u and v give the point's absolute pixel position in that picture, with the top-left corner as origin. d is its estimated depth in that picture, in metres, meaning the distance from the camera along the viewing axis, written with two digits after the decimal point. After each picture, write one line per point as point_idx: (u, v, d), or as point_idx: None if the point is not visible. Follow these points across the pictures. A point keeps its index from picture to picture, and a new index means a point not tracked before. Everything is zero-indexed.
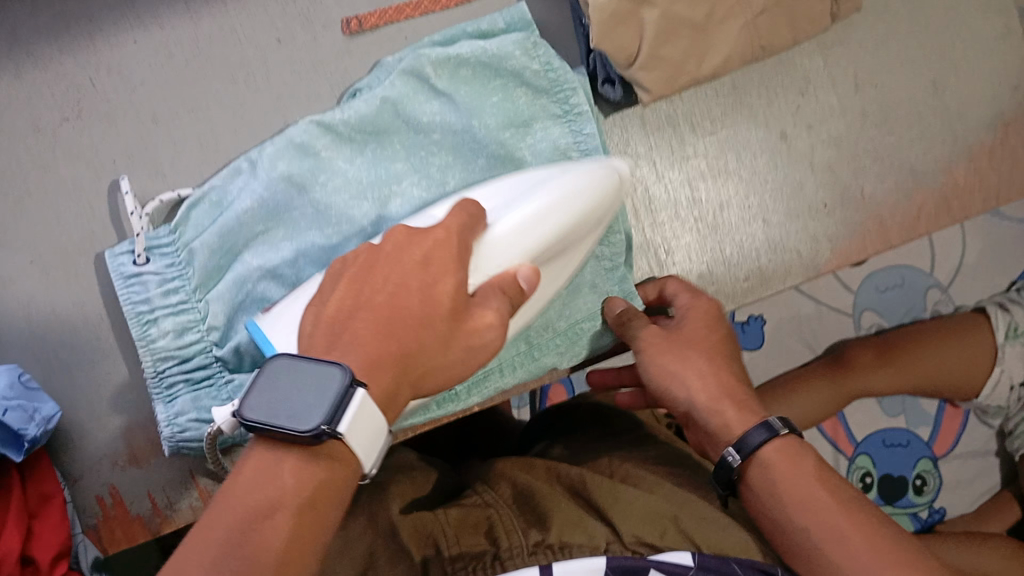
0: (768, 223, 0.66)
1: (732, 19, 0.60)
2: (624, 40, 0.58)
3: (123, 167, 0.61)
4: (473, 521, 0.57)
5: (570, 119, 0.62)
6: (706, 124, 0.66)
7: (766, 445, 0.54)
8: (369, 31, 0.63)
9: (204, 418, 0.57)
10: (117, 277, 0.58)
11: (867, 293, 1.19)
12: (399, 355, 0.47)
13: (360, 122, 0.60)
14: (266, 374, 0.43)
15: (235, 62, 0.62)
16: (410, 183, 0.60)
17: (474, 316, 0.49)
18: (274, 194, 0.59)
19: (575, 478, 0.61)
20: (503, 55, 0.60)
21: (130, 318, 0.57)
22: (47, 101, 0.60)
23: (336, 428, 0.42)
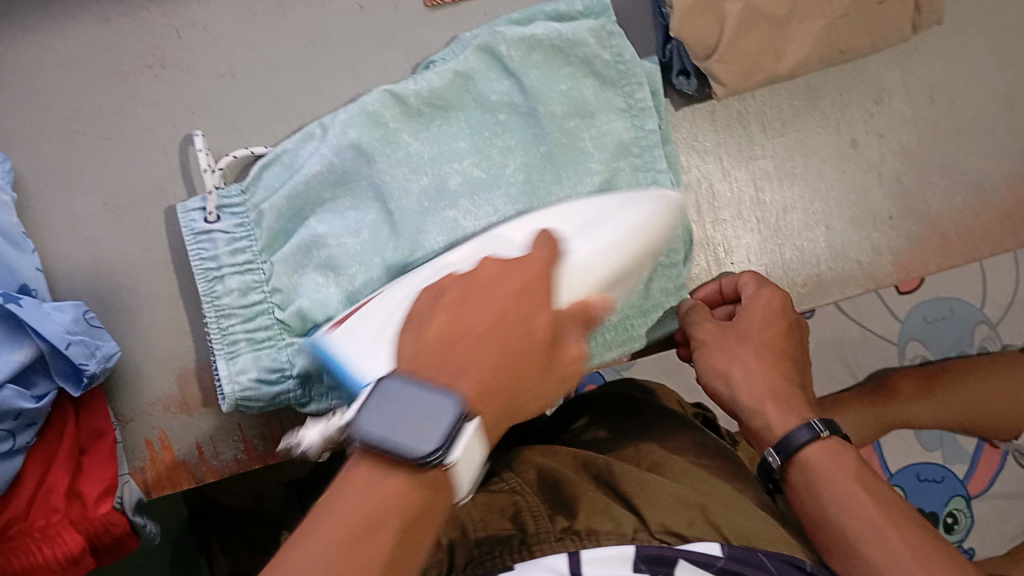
0: (830, 230, 0.66)
1: (812, 19, 0.60)
2: (703, 30, 0.58)
3: (199, 120, 0.62)
4: (499, 508, 0.56)
5: (632, 113, 0.62)
6: (776, 126, 0.66)
7: (811, 444, 0.53)
8: (450, 5, 0.64)
9: (263, 379, 0.58)
10: (188, 232, 0.59)
11: (913, 323, 1.18)
12: (506, 391, 0.43)
13: (431, 94, 0.61)
14: (382, 391, 0.39)
15: (316, 26, 0.63)
16: (470, 160, 0.60)
17: (563, 349, 0.45)
18: (345, 159, 0.59)
19: (602, 470, 0.60)
20: (577, 36, 0.61)
21: (198, 273, 0.58)
22: (132, 49, 0.61)
23: (448, 452, 0.38)
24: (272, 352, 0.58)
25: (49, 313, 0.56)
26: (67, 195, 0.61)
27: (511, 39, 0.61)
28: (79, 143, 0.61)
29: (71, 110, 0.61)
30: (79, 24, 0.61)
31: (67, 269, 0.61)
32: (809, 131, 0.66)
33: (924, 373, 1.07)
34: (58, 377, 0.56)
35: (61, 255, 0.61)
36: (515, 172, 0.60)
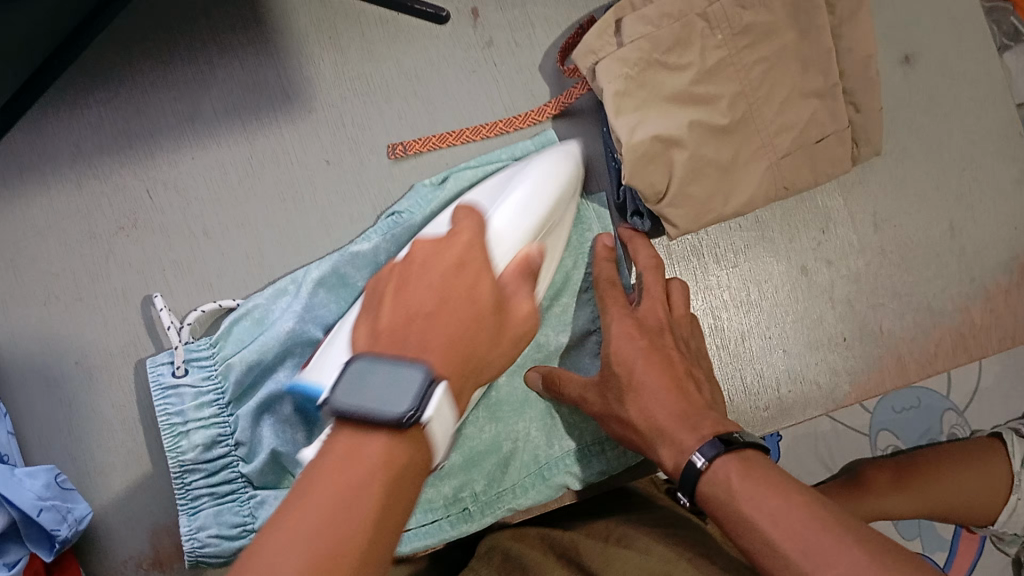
0: (788, 353, 0.68)
1: (755, 161, 0.63)
2: (654, 177, 0.61)
3: (171, 277, 0.63)
4: None
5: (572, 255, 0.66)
6: (729, 257, 0.69)
7: (704, 476, 0.47)
8: (412, 156, 0.66)
9: (224, 534, 0.58)
10: (156, 386, 0.58)
11: (885, 412, 0.98)
12: (468, 355, 0.43)
13: (394, 242, 0.62)
14: (351, 371, 0.38)
15: (283, 178, 0.65)
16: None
17: (511, 307, 0.46)
18: (312, 318, 0.60)
19: (567, 546, 0.59)
20: None
21: (163, 428, 0.58)
22: (104, 211, 0.63)
23: (420, 412, 0.37)
24: (228, 506, 0.59)
25: (20, 480, 0.56)
26: (41, 357, 0.62)
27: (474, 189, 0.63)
28: (53, 305, 0.62)
29: (44, 274, 0.63)
30: (56, 190, 0.63)
31: (40, 431, 0.61)
32: (759, 260, 0.69)
33: (894, 462, 0.89)
34: (31, 544, 0.57)
35: (33, 417, 0.61)
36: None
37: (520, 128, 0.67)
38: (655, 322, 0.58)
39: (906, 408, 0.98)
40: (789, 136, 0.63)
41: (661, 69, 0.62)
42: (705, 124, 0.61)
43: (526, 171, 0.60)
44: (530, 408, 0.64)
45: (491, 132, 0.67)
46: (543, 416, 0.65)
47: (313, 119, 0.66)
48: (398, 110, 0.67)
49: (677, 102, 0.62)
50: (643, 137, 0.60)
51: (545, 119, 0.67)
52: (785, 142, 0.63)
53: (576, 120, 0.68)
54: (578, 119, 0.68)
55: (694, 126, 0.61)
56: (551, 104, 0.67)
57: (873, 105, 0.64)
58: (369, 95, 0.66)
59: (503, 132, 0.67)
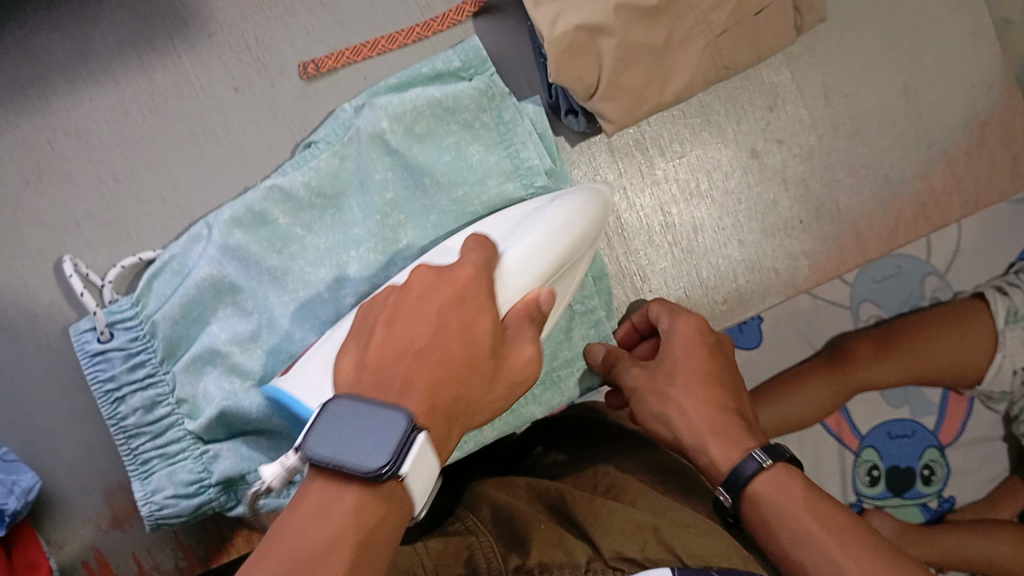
0: (744, 242, 0.66)
1: (692, 42, 0.59)
2: (582, 71, 0.57)
3: (87, 229, 0.60)
4: (453, 549, 0.54)
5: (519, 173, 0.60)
6: (675, 147, 0.65)
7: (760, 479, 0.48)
8: (327, 73, 0.62)
9: (181, 493, 0.56)
10: (82, 356, 0.55)
11: (864, 283, 0.90)
12: (453, 399, 0.43)
13: (317, 179, 0.58)
14: (331, 410, 0.39)
15: (193, 113, 0.62)
16: (371, 247, 0.58)
17: (512, 354, 0.47)
18: (234, 261, 0.57)
19: (555, 496, 0.56)
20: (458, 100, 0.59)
21: (98, 397, 0.55)
22: (5, 166, 0.59)
23: (396, 469, 0.38)
24: (184, 465, 0.56)
25: None
26: None
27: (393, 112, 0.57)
28: None
29: None
30: None
31: None
32: (706, 147, 0.65)
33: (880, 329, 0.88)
34: None
35: None
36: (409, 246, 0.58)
37: (439, 31, 0.63)
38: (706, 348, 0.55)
39: (888, 278, 0.90)
40: (727, 9, 0.59)
41: None
42: (634, 6, 0.56)
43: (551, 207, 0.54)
44: None
45: (410, 38, 0.62)
46: None
47: (216, 44, 0.62)
48: (306, 25, 0.62)
49: None
50: (565, 28, 0.56)
51: (464, 18, 0.63)
52: (722, 16, 0.59)
53: (498, 16, 0.63)
54: (501, 16, 0.63)
55: (622, 8, 0.56)
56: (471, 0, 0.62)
57: None
58: (272, 13, 0.62)
59: (421, 38, 0.63)
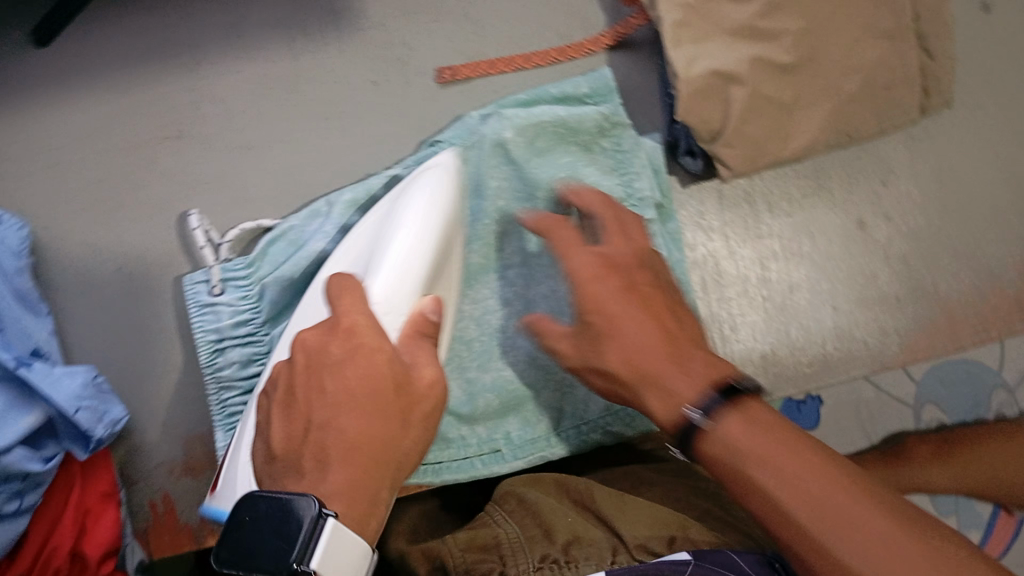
0: (837, 309, 0.66)
1: (818, 104, 0.61)
2: (709, 114, 0.58)
3: (213, 190, 0.63)
4: (479, 540, 0.53)
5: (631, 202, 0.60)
6: (783, 205, 0.66)
7: (706, 432, 0.41)
8: (462, 81, 0.65)
9: None
10: (193, 306, 0.58)
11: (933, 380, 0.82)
12: (376, 451, 0.43)
13: None
14: (246, 504, 0.38)
15: (327, 98, 0.64)
16: (478, 248, 0.59)
17: (414, 378, 0.46)
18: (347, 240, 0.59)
19: (581, 491, 0.57)
20: (582, 123, 0.60)
21: (201, 346, 0.58)
22: (150, 119, 0.63)
23: (306, 565, 0.36)
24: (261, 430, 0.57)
25: (59, 378, 0.57)
26: (83, 261, 0.62)
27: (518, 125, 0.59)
28: (97, 210, 0.63)
29: (89, 179, 0.63)
30: (101, 94, 0.63)
31: (79, 335, 0.62)
32: (816, 214, 0.67)
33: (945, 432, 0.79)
34: (68, 443, 0.58)
35: (73, 320, 0.62)
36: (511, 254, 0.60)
37: (574, 58, 0.65)
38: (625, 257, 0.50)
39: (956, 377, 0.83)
40: (858, 78, 0.61)
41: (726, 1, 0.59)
42: (767, 60, 0.59)
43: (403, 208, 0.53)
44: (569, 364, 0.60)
45: (544, 61, 0.65)
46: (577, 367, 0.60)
47: (361, 37, 0.65)
48: (446, 32, 0.65)
49: (740, 37, 0.59)
50: (700, 71, 0.58)
51: (599, 50, 0.65)
52: (853, 85, 0.61)
53: (632, 52, 0.65)
54: (636, 52, 0.65)
55: (757, 62, 0.59)
56: (609, 34, 0.65)
57: (948, 52, 0.63)
58: (416, 17, 0.65)
59: (555, 62, 0.65)
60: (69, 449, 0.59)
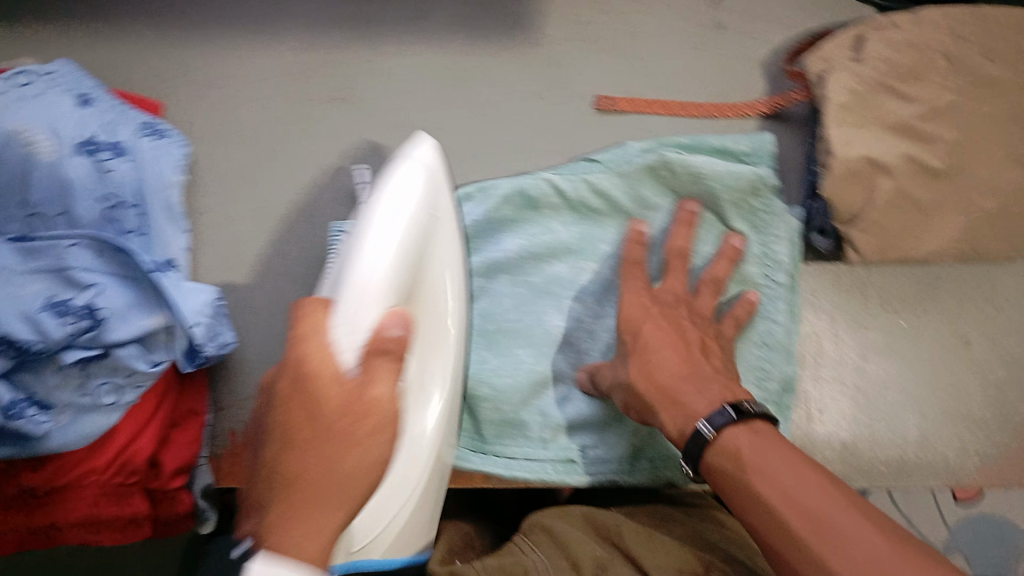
0: (924, 416, 0.67)
1: (956, 215, 0.62)
2: (851, 197, 0.60)
3: (363, 157, 0.66)
4: (507, 568, 0.56)
5: (765, 265, 0.62)
6: (895, 304, 0.68)
7: (714, 443, 0.48)
8: (618, 112, 0.67)
9: None
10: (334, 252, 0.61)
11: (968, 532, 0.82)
12: (323, 490, 0.42)
13: (588, 192, 0.62)
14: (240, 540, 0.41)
15: (489, 99, 0.67)
16: (604, 268, 0.62)
17: (368, 396, 0.43)
18: (489, 229, 0.63)
19: (611, 528, 0.60)
20: (738, 178, 0.62)
21: None
22: (324, 79, 0.67)
23: None
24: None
25: (187, 292, 0.60)
26: (231, 192, 0.66)
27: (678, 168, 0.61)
28: (255, 149, 0.66)
29: (257, 119, 0.67)
30: (287, 46, 0.68)
31: (209, 259, 0.65)
32: (924, 321, 0.68)
33: None
34: (177, 353, 0.61)
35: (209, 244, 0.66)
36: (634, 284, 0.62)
37: (727, 117, 0.67)
38: (671, 296, 0.58)
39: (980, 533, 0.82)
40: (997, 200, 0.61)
41: (891, 95, 0.62)
42: (918, 161, 0.61)
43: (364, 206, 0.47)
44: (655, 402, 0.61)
45: (699, 112, 0.67)
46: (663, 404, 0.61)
47: (535, 50, 0.68)
48: (615, 64, 0.68)
49: (895, 133, 0.61)
50: (855, 154, 0.60)
51: (752, 115, 0.67)
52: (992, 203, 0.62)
53: (784, 124, 0.68)
54: (787, 125, 0.68)
55: (908, 159, 0.61)
56: (765, 103, 0.67)
57: None
58: (591, 45, 0.68)
59: (710, 116, 0.67)
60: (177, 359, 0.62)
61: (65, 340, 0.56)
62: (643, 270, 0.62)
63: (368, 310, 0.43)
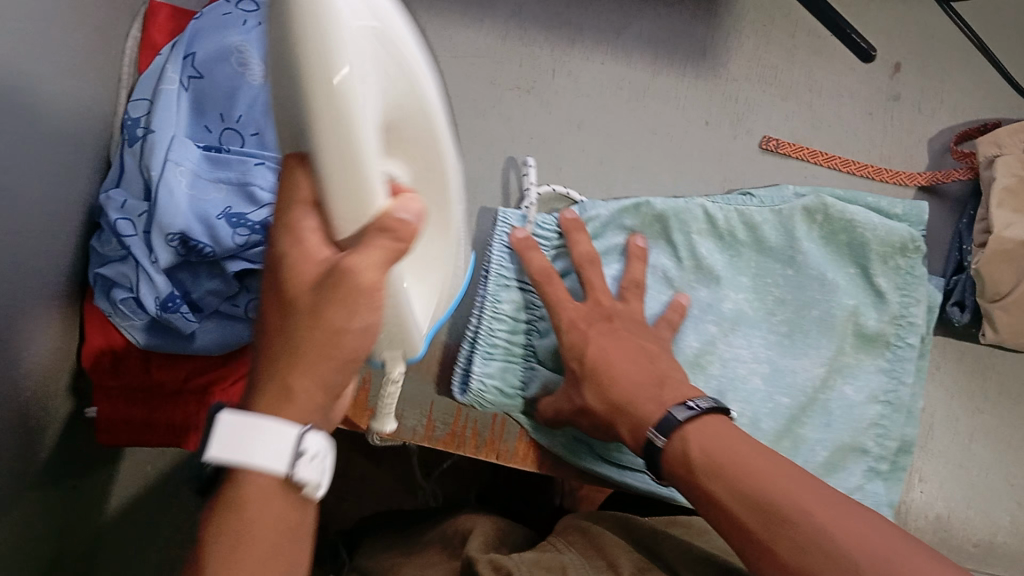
0: (1022, 509, 0.67)
1: None
2: (1001, 277, 0.62)
3: (533, 147, 0.69)
4: (546, 562, 0.54)
5: (899, 323, 0.65)
6: (1014, 392, 0.69)
7: (664, 453, 0.49)
8: (780, 155, 0.70)
9: (502, 390, 0.61)
10: (497, 244, 0.63)
11: None
12: (294, 360, 0.36)
13: (746, 220, 0.65)
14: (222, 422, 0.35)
15: (662, 118, 0.71)
16: (753, 299, 0.64)
17: (355, 276, 0.34)
18: (654, 236, 0.64)
19: (641, 530, 0.59)
20: (891, 236, 0.65)
21: (492, 276, 0.63)
22: (511, 67, 0.70)
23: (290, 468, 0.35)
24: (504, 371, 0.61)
25: None
26: None
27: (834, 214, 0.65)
28: None
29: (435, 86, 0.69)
30: (484, 29, 0.71)
31: None
32: None
33: None
34: None
35: None
36: (779, 321, 0.64)
37: (886, 182, 0.70)
38: (601, 312, 0.58)
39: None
40: None
41: None
42: None
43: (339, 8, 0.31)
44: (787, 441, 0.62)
45: (858, 171, 0.70)
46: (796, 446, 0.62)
47: (714, 82, 0.72)
48: (787, 113, 0.71)
49: None
50: (1011, 238, 0.61)
51: (910, 186, 0.70)
52: None
53: (939, 199, 0.70)
54: (940, 200, 0.70)
55: None
56: (925, 176, 0.69)
57: None
58: (766, 90, 0.71)
59: (868, 177, 0.70)
60: None
61: (233, 250, 0.59)
62: (797, 296, 0.64)
63: (308, 146, 0.34)
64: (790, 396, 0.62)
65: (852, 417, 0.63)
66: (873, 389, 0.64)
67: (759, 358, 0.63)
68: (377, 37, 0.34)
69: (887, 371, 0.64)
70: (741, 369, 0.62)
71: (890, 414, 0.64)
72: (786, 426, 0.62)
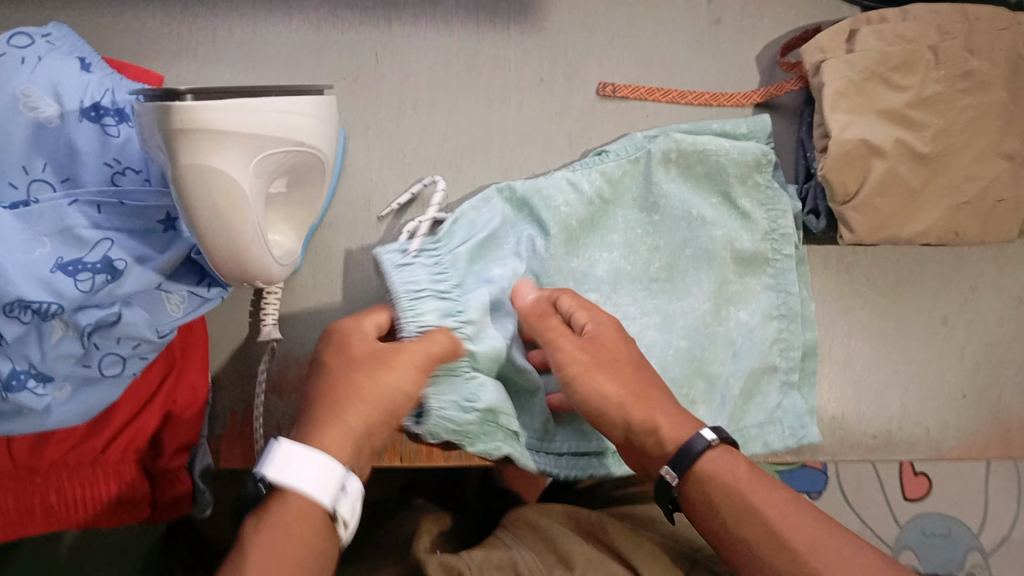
0: (908, 393, 0.70)
1: (941, 198, 0.66)
2: (848, 178, 0.64)
3: (372, 136, 0.68)
4: (497, 560, 0.54)
5: (770, 238, 0.66)
6: (880, 284, 0.71)
7: (711, 450, 0.49)
8: (619, 100, 0.70)
9: (454, 410, 0.56)
10: (390, 261, 0.57)
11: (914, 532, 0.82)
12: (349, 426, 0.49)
13: (604, 178, 0.65)
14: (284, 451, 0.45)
15: (498, 85, 0.69)
16: (630, 255, 0.65)
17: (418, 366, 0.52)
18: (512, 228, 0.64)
19: (591, 522, 0.59)
20: (742, 158, 0.66)
21: (400, 293, 0.56)
22: (333, 56, 0.68)
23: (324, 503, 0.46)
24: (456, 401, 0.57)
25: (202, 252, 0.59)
26: None
27: (688, 147, 0.65)
28: None
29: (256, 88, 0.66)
30: (297, 23, 0.68)
31: None
32: (908, 303, 0.71)
33: None
34: (194, 310, 0.62)
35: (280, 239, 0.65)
36: (657, 270, 0.65)
37: (724, 106, 0.71)
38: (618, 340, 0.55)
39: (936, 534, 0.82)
40: (976, 185, 0.66)
41: (883, 85, 0.65)
42: (909, 147, 0.64)
43: (229, 160, 0.44)
44: (698, 381, 0.63)
45: (697, 101, 0.70)
46: (710, 390, 0.64)
47: (542, 38, 0.70)
48: (617, 55, 0.71)
49: (887, 121, 0.65)
50: (851, 137, 0.63)
51: (748, 105, 0.71)
52: (970, 189, 0.66)
53: (776, 112, 0.71)
54: (778, 113, 0.71)
55: (899, 144, 0.64)
56: (760, 93, 0.70)
57: None
58: (595, 36, 0.71)
59: (706, 104, 0.70)
60: (197, 300, 0.62)
61: (79, 299, 0.54)
62: (666, 238, 0.65)
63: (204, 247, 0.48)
64: (687, 338, 0.64)
65: (748, 346, 0.65)
66: (755, 310, 0.66)
67: (647, 311, 0.64)
68: (253, 150, 0.46)
69: (772, 292, 0.66)
70: (634, 327, 0.63)
71: (774, 327, 0.66)
72: (694, 368, 0.63)
